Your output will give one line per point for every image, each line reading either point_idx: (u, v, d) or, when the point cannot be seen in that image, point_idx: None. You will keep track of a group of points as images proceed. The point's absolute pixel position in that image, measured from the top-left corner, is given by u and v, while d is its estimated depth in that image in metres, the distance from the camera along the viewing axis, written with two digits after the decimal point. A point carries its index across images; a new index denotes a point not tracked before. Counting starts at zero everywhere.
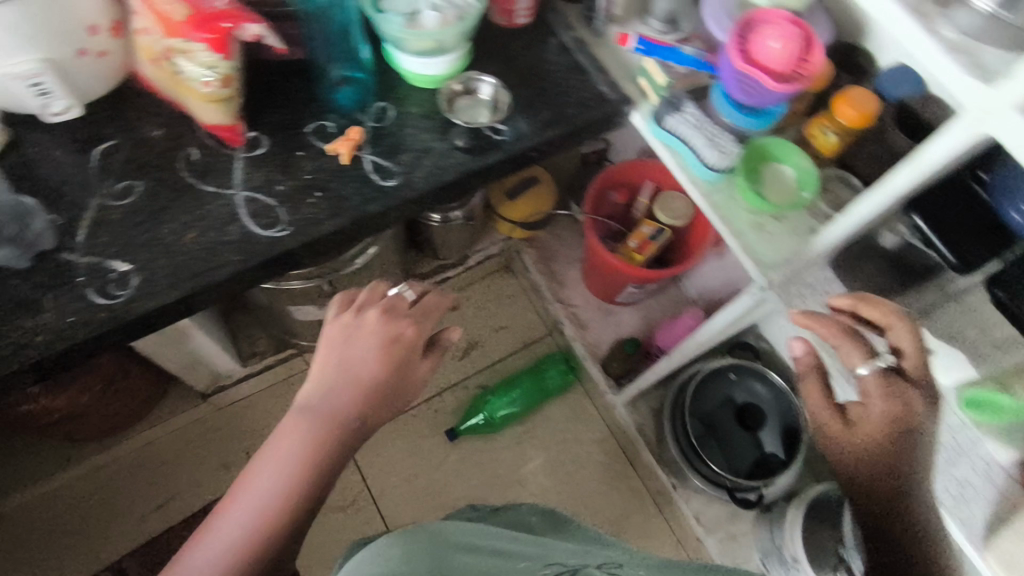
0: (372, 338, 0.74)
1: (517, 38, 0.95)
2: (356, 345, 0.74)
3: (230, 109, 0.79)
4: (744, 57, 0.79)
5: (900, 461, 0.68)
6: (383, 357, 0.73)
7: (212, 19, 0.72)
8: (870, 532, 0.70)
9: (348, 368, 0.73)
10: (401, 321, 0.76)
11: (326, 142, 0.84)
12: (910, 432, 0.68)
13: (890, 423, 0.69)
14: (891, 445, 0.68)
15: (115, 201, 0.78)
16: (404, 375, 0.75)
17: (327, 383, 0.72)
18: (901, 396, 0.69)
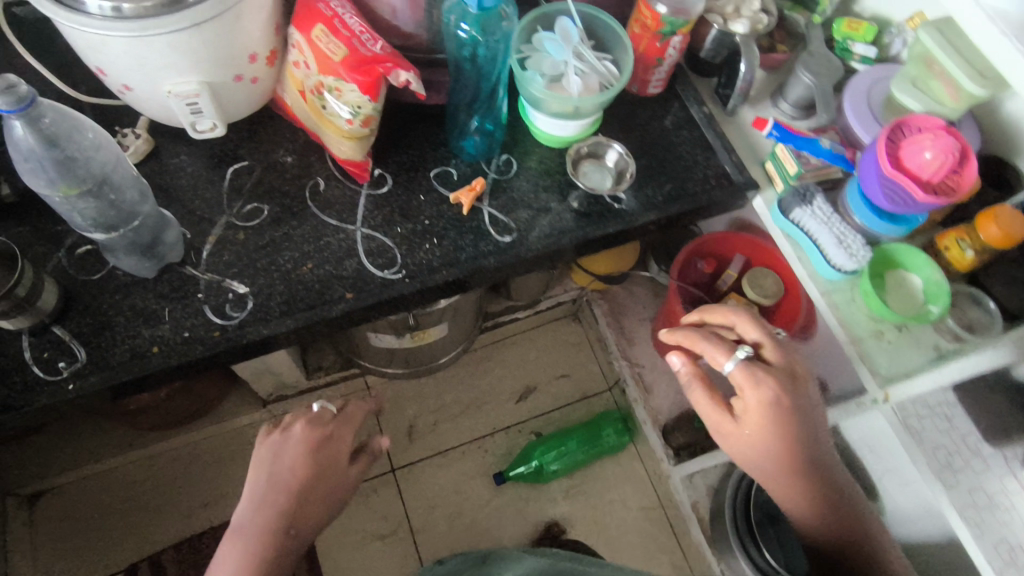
0: (306, 452, 0.78)
1: (646, 107, 0.95)
2: (283, 457, 0.77)
3: (364, 147, 0.80)
4: (893, 163, 0.76)
5: (789, 448, 0.76)
6: (304, 460, 0.77)
7: (368, 62, 0.73)
8: (805, 514, 0.81)
9: (280, 477, 0.76)
10: (310, 427, 0.80)
11: (449, 189, 0.84)
12: (798, 419, 0.76)
13: (771, 419, 0.75)
14: (788, 440, 0.76)
15: (241, 222, 0.79)
16: (330, 474, 0.79)
17: (254, 491, 0.76)
18: (778, 390, 0.76)
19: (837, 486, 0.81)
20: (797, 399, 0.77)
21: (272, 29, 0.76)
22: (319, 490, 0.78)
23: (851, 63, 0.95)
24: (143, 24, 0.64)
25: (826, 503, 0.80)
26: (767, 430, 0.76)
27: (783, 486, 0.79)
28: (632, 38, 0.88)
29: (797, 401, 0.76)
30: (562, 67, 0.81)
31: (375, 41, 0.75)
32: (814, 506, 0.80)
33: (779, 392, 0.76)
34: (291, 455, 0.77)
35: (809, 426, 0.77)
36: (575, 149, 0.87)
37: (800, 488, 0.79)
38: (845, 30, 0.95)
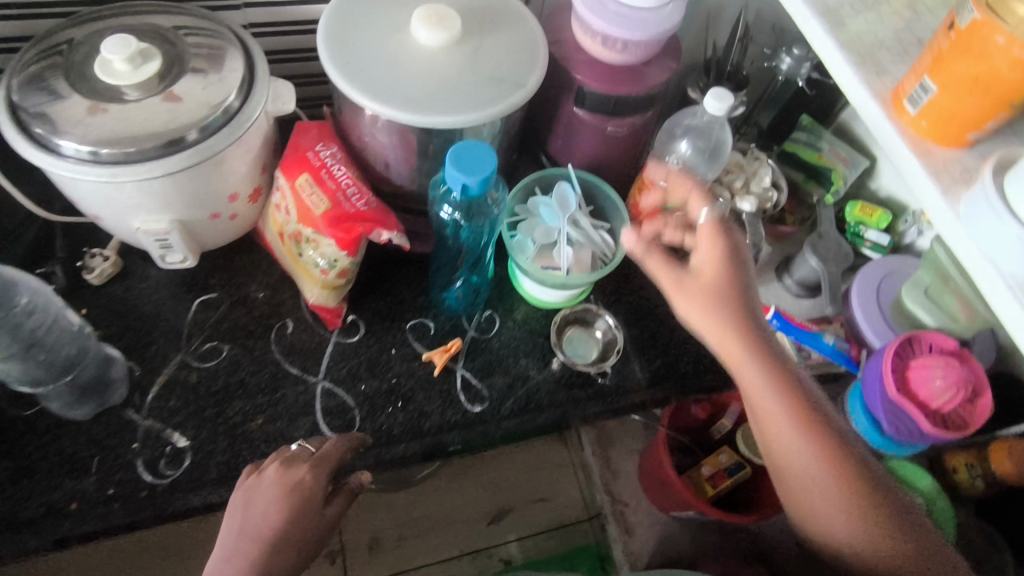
0: (280, 497, 0.61)
1: (645, 270, 0.90)
2: (256, 501, 0.61)
3: (338, 296, 0.76)
4: (900, 385, 0.70)
5: (778, 390, 0.59)
6: (280, 514, 0.60)
7: (350, 219, 0.70)
8: (813, 511, 0.60)
9: (250, 514, 0.60)
10: (278, 468, 0.63)
11: (424, 346, 0.79)
12: (784, 372, 0.60)
13: (728, 316, 0.59)
14: (776, 357, 0.60)
15: (196, 362, 0.74)
16: (302, 510, 0.61)
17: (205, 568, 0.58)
18: (721, 235, 0.62)
19: (857, 456, 0.60)
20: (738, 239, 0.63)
21: (258, 170, 0.74)
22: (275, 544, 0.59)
23: (862, 248, 0.92)
24: (120, 167, 0.62)
25: (846, 486, 0.59)
26: (723, 272, 0.61)
27: (806, 485, 0.59)
28: (633, 207, 0.84)
29: (761, 314, 0.61)
30: (555, 235, 0.77)
31: (361, 197, 0.72)
32: (827, 504, 0.59)
33: (728, 240, 0.62)
34: (263, 501, 0.61)
35: (801, 395, 0.60)
36: (563, 313, 0.83)
37: (803, 460, 0.59)
38: (858, 214, 0.91)
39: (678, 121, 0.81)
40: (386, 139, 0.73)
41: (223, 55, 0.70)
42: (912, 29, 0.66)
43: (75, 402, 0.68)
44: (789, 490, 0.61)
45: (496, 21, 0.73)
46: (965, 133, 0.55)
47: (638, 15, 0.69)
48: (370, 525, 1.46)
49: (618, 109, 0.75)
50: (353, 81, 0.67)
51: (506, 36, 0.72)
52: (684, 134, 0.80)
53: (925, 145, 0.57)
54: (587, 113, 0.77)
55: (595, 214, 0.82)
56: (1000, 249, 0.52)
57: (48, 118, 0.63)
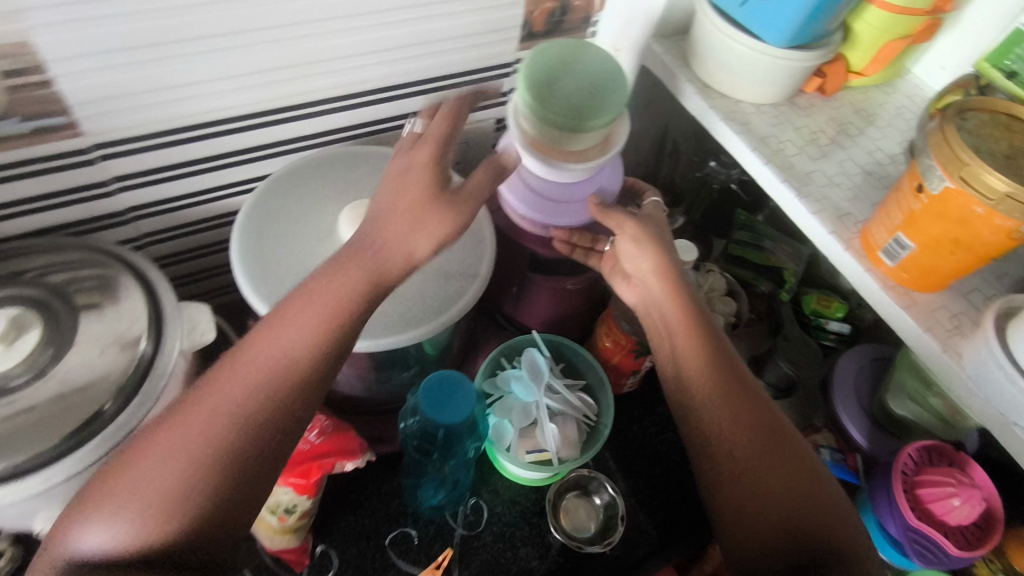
0: (344, 284, 0.51)
1: (624, 407, 0.85)
2: (337, 281, 0.51)
3: (301, 536, 0.66)
4: (914, 506, 0.69)
5: (699, 347, 0.57)
6: (354, 270, 0.51)
7: (306, 458, 0.61)
8: (744, 508, 0.53)
9: (312, 302, 0.50)
10: (371, 236, 0.53)
11: (411, 563, 0.70)
12: (714, 343, 0.57)
13: (655, 278, 0.59)
14: (700, 331, 0.57)
15: None
16: (382, 280, 0.52)
17: (208, 380, 0.48)
18: (651, 223, 0.62)
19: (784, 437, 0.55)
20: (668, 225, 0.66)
21: None
22: (290, 373, 0.48)
23: (825, 340, 0.91)
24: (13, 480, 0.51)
25: (771, 447, 0.54)
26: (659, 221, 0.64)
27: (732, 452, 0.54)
28: (603, 351, 0.79)
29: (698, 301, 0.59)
30: (533, 412, 0.71)
31: (313, 425, 0.62)
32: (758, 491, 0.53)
33: (648, 227, 0.61)
34: (332, 280, 0.51)
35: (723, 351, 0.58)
36: (554, 486, 0.75)
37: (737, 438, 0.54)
38: (815, 308, 0.90)
39: None
40: None
41: (121, 298, 0.60)
42: (850, 157, 0.67)
43: None
44: (719, 460, 0.54)
45: None
46: (948, 281, 0.54)
47: (576, 197, 0.67)
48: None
49: (575, 268, 0.71)
50: None
51: None
52: None
53: (904, 294, 0.56)
54: (542, 276, 0.72)
55: (568, 371, 0.77)
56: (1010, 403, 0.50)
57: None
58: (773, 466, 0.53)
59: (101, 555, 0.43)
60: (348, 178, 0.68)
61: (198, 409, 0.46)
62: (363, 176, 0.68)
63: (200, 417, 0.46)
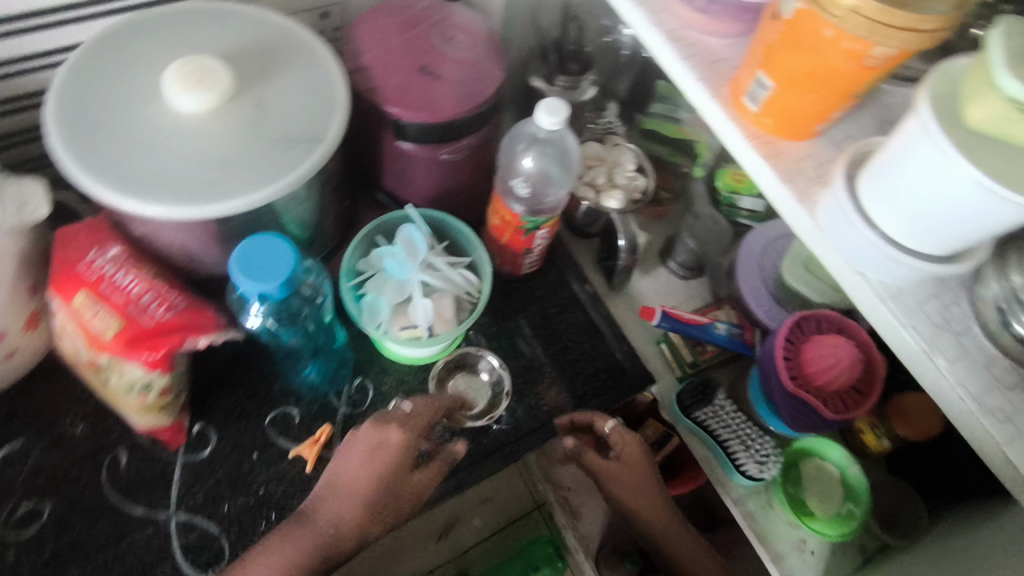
0: (368, 460, 0.63)
1: (525, 287, 0.84)
2: (349, 466, 0.64)
3: (168, 415, 0.65)
4: (795, 373, 0.68)
5: (633, 467, 0.73)
6: (370, 473, 0.63)
7: (151, 336, 0.59)
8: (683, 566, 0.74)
9: (346, 494, 0.64)
10: (354, 452, 0.64)
11: (293, 442, 0.70)
12: (649, 486, 0.74)
13: (621, 488, 0.74)
14: (637, 483, 0.73)
15: (14, 533, 0.62)
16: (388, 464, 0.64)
17: (331, 475, 0.65)
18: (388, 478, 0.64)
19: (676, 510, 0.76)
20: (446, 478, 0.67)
21: (22, 296, 0.60)
22: (350, 525, 0.63)
23: (738, 218, 0.85)
24: None
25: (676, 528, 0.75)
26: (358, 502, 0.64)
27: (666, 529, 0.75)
28: (493, 229, 0.75)
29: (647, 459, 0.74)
30: (407, 288, 0.68)
31: (162, 302, 0.60)
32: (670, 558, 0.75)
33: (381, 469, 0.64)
34: (354, 465, 0.64)
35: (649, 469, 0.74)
36: (441, 362, 0.76)
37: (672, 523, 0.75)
38: (729, 183, 0.85)
39: (519, 133, 0.70)
40: (173, 230, 0.60)
41: None
42: None
43: None
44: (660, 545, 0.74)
45: (273, 63, 0.61)
46: (811, 126, 0.50)
47: None
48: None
49: (446, 136, 0.66)
50: (99, 176, 0.54)
51: (291, 82, 0.60)
52: (528, 146, 0.69)
53: (769, 144, 0.51)
54: (415, 145, 0.66)
55: (451, 249, 0.74)
56: (856, 253, 0.47)
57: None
58: (671, 528, 0.75)
59: None
60: (177, 35, 0.60)
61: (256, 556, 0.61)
62: (196, 31, 0.61)
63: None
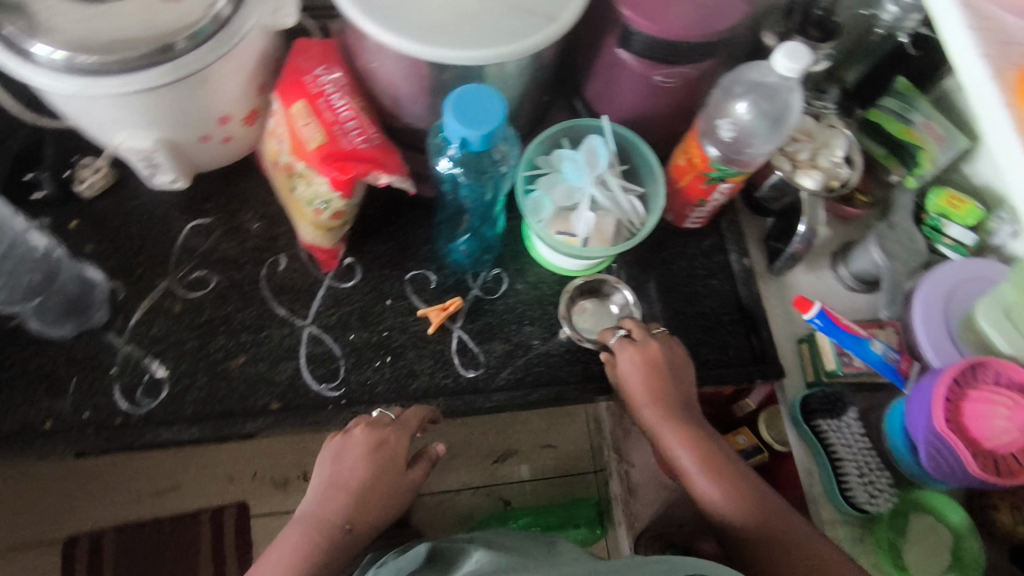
0: (365, 456, 0.63)
1: (682, 242, 0.81)
2: (342, 461, 0.63)
3: (332, 238, 0.71)
4: (949, 418, 0.62)
5: (667, 407, 0.67)
6: (366, 470, 0.63)
7: (345, 158, 0.63)
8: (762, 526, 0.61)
9: (348, 487, 0.63)
10: (340, 452, 0.64)
11: (424, 303, 0.74)
12: (756, 494, 0.63)
13: (716, 482, 0.63)
14: (738, 484, 0.63)
15: (183, 291, 0.71)
16: (388, 458, 0.64)
17: (321, 478, 0.64)
18: (385, 466, 0.64)
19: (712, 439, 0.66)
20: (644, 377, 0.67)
21: (253, 89, 0.67)
22: (362, 515, 0.62)
23: (939, 245, 0.77)
24: (96, 76, 0.57)
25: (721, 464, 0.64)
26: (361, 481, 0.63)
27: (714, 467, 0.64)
28: (675, 168, 0.73)
29: (678, 363, 0.68)
30: (575, 198, 0.68)
31: (362, 133, 0.64)
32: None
33: (382, 462, 0.64)
34: (350, 461, 0.64)
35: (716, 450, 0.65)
36: (581, 282, 0.75)
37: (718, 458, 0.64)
38: (942, 206, 0.76)
39: (738, 76, 0.65)
40: (393, 69, 0.64)
41: None
42: None
43: (57, 319, 0.66)
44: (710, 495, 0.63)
45: None
46: None
47: None
48: (274, 459, 1.14)
49: (668, 56, 0.64)
50: None
51: None
52: (744, 92, 0.65)
53: None
54: (632, 57, 0.65)
55: (628, 175, 0.73)
56: None
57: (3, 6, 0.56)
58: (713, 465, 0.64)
59: None
60: None
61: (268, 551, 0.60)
62: None
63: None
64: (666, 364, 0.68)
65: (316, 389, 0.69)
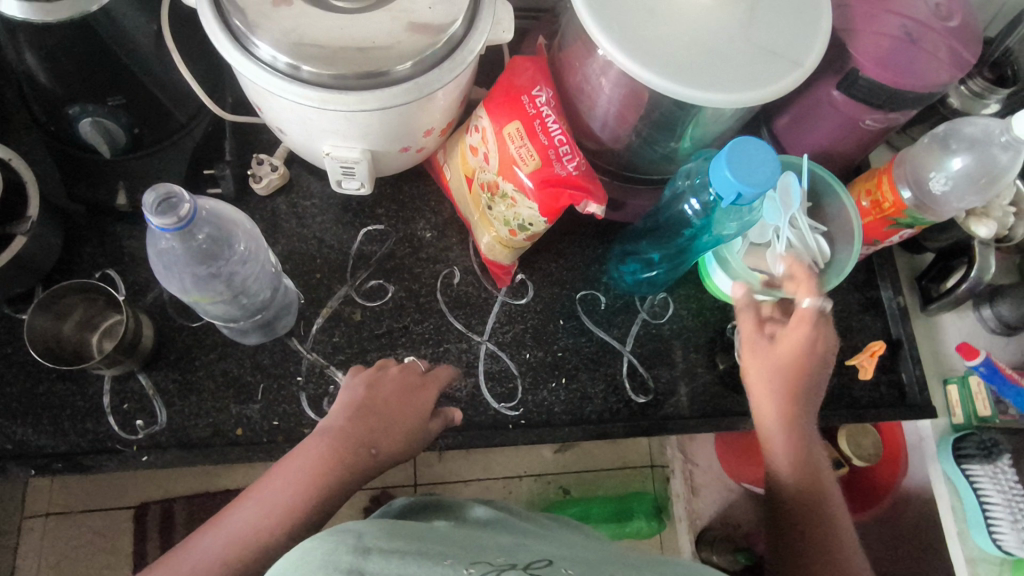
0: (402, 392, 0.60)
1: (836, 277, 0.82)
2: (379, 388, 0.59)
3: (514, 255, 0.71)
4: None
5: (795, 389, 0.59)
6: (401, 398, 0.59)
7: (558, 184, 0.62)
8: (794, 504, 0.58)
9: (379, 418, 0.57)
10: (390, 377, 0.61)
11: (595, 324, 0.74)
12: (810, 455, 0.59)
13: (792, 462, 0.58)
14: (805, 470, 0.58)
15: (361, 300, 0.70)
16: (427, 398, 0.60)
17: (349, 403, 0.58)
18: (416, 404, 0.60)
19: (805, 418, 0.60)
20: (806, 343, 0.59)
21: (458, 103, 0.65)
22: (389, 442, 0.56)
23: None
24: (340, 92, 0.56)
25: (797, 433, 0.59)
26: (362, 395, 0.58)
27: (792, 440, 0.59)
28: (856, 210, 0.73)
29: (820, 356, 0.59)
30: (770, 235, 0.69)
31: (573, 158, 0.62)
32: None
33: (413, 395, 0.60)
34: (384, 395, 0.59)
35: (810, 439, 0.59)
36: None
37: (798, 421, 0.59)
38: None
39: (956, 131, 0.66)
40: (612, 95, 0.63)
41: None
42: None
43: (246, 328, 0.65)
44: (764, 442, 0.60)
45: None
46: None
47: None
48: None
49: (886, 105, 0.64)
50: (603, 25, 0.56)
51: None
52: (962, 148, 0.65)
53: None
54: (847, 99, 0.65)
55: (811, 213, 0.73)
56: None
57: (239, 7, 0.54)
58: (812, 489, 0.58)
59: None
60: None
61: (280, 470, 0.53)
62: None
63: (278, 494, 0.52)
64: (801, 375, 0.59)
65: (496, 408, 0.69)
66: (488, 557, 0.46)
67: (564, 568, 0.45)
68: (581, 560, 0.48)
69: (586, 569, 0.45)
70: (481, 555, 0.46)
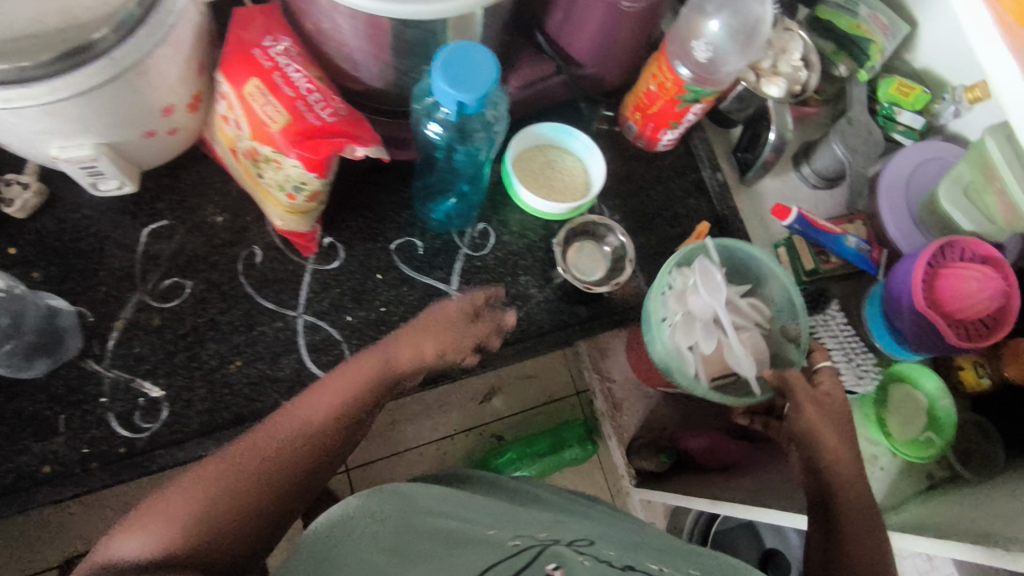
0: (454, 324, 0.56)
1: (658, 165, 0.82)
2: (429, 321, 0.56)
3: (308, 220, 0.67)
4: (927, 296, 0.68)
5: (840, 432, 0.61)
6: (452, 334, 0.56)
7: (316, 135, 0.58)
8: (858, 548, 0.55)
9: (421, 349, 0.55)
10: (443, 305, 0.57)
11: (415, 269, 0.72)
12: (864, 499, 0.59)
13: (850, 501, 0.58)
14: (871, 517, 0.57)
15: (157, 302, 0.66)
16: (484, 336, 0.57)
17: (394, 337, 0.56)
18: (468, 333, 0.56)
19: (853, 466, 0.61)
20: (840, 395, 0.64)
21: (193, 73, 0.60)
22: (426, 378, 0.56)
23: (893, 133, 0.83)
24: (25, 86, 0.49)
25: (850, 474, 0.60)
26: (411, 329, 0.56)
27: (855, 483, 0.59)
28: (645, 95, 0.72)
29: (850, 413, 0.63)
30: (717, 335, 0.70)
31: (327, 104, 0.59)
32: None
33: (457, 324, 0.56)
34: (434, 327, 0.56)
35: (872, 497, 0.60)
36: (587, 217, 0.75)
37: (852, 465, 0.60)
38: (892, 94, 0.80)
39: None
40: (350, 30, 0.59)
41: None
42: None
43: (24, 360, 0.60)
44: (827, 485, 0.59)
45: None
46: None
47: None
48: None
49: None
50: None
51: None
52: (716, 10, 0.64)
53: None
54: None
55: None
56: None
57: None
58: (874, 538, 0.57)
59: (136, 552, 0.43)
60: None
61: (315, 401, 0.53)
62: None
63: (307, 436, 0.51)
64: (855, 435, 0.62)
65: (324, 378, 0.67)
66: (532, 531, 0.53)
67: (607, 544, 0.52)
68: (620, 540, 0.55)
69: (623, 552, 0.52)
70: (526, 531, 0.53)
